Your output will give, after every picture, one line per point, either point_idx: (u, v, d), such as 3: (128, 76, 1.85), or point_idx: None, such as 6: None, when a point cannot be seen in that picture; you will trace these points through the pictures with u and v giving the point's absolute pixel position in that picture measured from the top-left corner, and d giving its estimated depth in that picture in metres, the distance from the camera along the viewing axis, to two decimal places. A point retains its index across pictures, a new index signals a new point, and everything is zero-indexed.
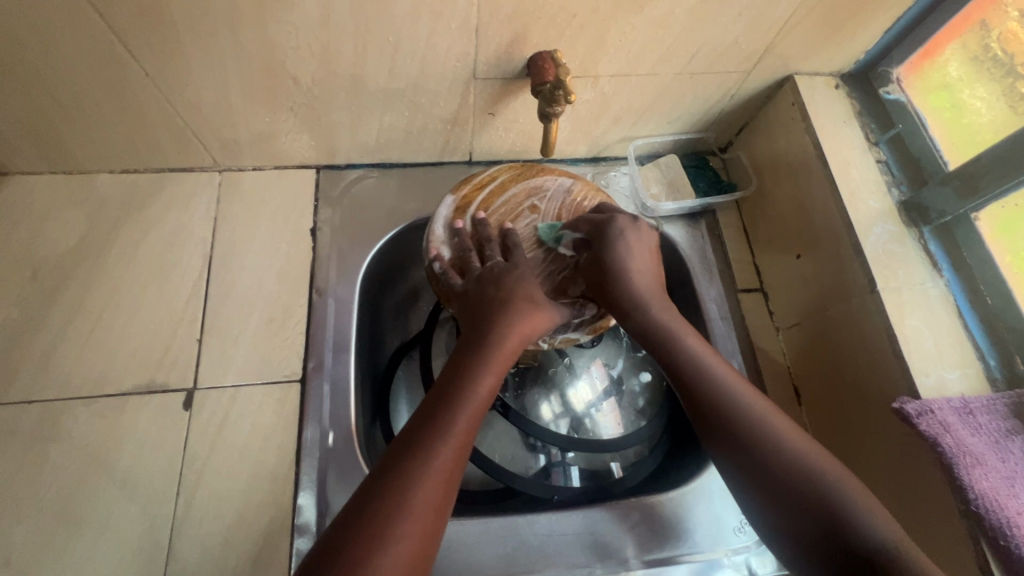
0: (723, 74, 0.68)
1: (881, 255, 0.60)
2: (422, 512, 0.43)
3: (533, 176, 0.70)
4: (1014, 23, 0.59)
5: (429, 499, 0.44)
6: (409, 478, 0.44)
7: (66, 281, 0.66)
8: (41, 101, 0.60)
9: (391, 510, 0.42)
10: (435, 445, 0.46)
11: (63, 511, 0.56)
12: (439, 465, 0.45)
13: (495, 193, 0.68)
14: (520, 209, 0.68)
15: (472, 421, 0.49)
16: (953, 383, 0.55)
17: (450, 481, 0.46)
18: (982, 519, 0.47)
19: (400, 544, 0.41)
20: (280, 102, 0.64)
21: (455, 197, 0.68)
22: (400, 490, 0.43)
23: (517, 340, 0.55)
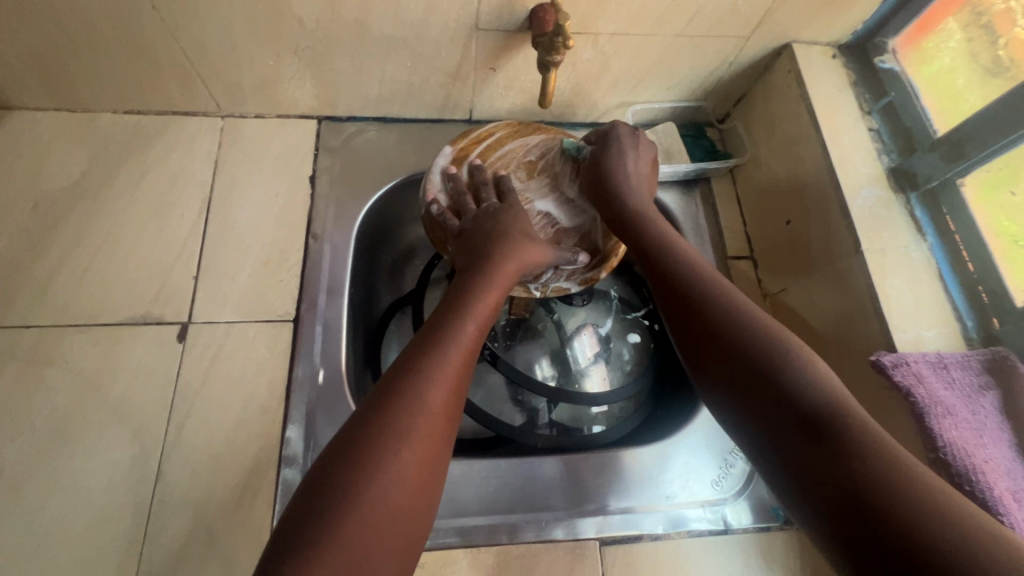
0: (723, 38, 0.69)
1: (867, 217, 0.61)
2: (435, 408, 0.44)
3: (531, 134, 0.71)
4: (1022, 31, 0.59)
5: (443, 399, 0.45)
6: (422, 377, 0.45)
7: (67, 214, 0.67)
8: (47, 31, 0.60)
9: (409, 406, 0.43)
10: (445, 349, 0.48)
11: (57, 430, 0.57)
12: (451, 368, 0.47)
13: (492, 148, 0.69)
14: (517, 164, 0.69)
15: (477, 333, 0.51)
16: (930, 340, 0.56)
17: (459, 381, 0.47)
18: (949, 466, 0.49)
19: (418, 437, 0.42)
20: (284, 45, 0.65)
21: (452, 148, 0.69)
22: (416, 389, 0.44)
23: (516, 268, 0.57)
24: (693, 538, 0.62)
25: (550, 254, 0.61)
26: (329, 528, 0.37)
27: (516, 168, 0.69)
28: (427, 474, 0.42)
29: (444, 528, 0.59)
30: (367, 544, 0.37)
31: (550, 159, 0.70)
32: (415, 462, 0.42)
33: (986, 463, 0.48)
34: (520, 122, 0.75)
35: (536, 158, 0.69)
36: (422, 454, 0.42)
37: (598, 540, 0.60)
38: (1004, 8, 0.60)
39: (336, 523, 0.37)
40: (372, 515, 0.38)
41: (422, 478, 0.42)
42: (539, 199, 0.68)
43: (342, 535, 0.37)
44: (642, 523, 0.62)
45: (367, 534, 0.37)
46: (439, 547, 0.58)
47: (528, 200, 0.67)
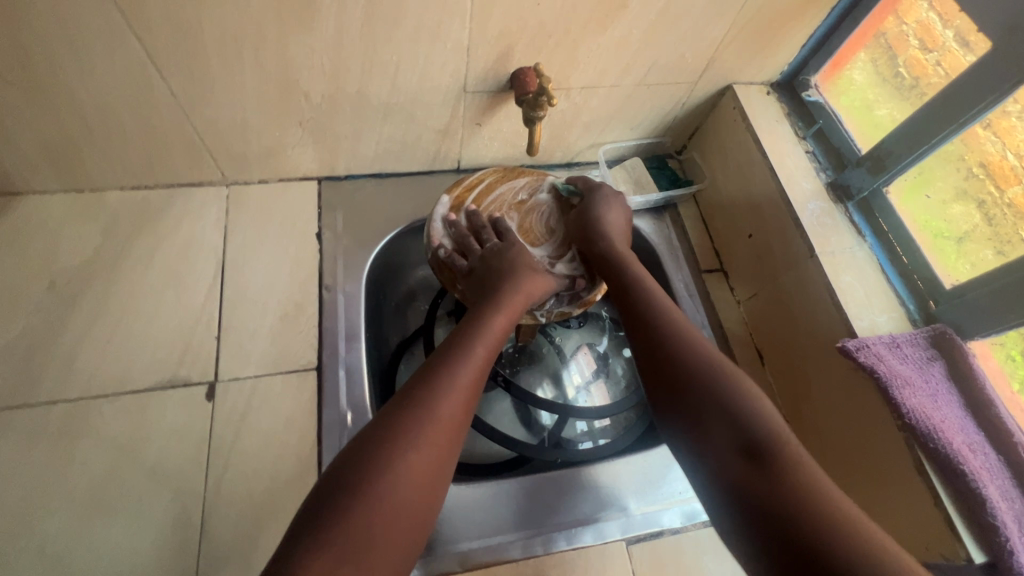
0: (675, 84, 0.79)
1: (816, 226, 0.72)
2: (446, 420, 0.50)
3: (515, 178, 0.79)
4: (916, 51, 0.72)
5: (454, 414, 0.51)
6: (439, 393, 0.51)
7: (85, 289, 0.70)
8: (67, 122, 0.65)
9: (422, 415, 0.49)
10: (460, 366, 0.54)
11: (95, 500, 0.59)
12: (462, 386, 0.52)
13: (484, 194, 0.77)
14: (507, 207, 0.76)
15: (488, 354, 0.57)
16: (883, 324, 0.65)
17: (470, 396, 0.53)
18: (915, 429, 0.57)
19: (429, 446, 0.48)
20: (290, 117, 0.71)
21: (449, 197, 0.76)
22: (429, 401, 0.50)
23: (523, 300, 0.63)
24: (708, 527, 0.68)
25: (552, 283, 0.68)
26: (343, 519, 0.42)
27: (507, 209, 0.76)
28: (431, 480, 0.47)
29: (483, 548, 0.62)
30: (372, 531, 0.43)
31: (536, 199, 0.77)
32: (423, 468, 0.47)
33: (943, 422, 0.57)
34: (503, 168, 0.82)
35: (525, 198, 0.77)
36: (430, 462, 0.47)
37: (624, 541, 0.65)
38: (897, 32, 0.74)
39: (349, 510, 0.43)
40: (382, 509, 0.44)
41: (429, 481, 0.47)
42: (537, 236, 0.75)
43: (354, 526, 0.42)
44: (661, 519, 0.67)
45: (373, 528, 0.43)
46: (480, 566, 0.61)
47: (521, 235, 0.74)
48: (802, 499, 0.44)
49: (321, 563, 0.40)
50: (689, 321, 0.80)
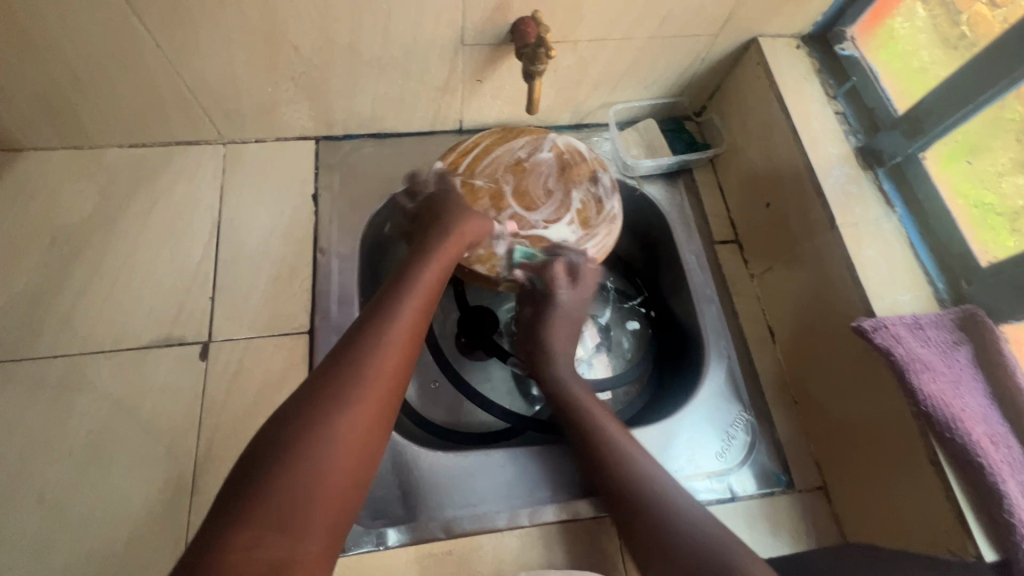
0: (693, 37, 0.73)
1: (840, 195, 0.66)
2: (375, 379, 0.48)
3: (514, 137, 0.74)
4: (983, 7, 0.61)
5: (389, 375, 0.49)
6: (372, 355, 0.49)
7: (84, 247, 0.70)
8: (57, 76, 0.64)
9: (350, 377, 0.47)
10: (388, 322, 0.51)
11: (92, 452, 0.60)
12: (393, 344, 0.50)
13: (480, 157, 0.73)
14: (504, 168, 0.72)
15: (421, 306, 0.55)
16: (906, 304, 0.60)
17: (405, 353, 0.51)
18: (930, 417, 0.53)
19: (357, 408, 0.46)
20: (281, 72, 0.68)
21: (443, 163, 0.72)
22: (357, 362, 0.48)
23: (456, 246, 0.61)
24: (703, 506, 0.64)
25: (488, 227, 0.65)
26: (268, 486, 0.41)
27: (503, 170, 0.72)
28: (362, 444, 0.46)
29: (467, 516, 0.62)
30: (300, 497, 0.41)
31: (536, 158, 0.73)
32: (355, 431, 0.45)
33: (964, 411, 0.52)
34: (503, 128, 0.78)
35: (523, 157, 0.73)
36: (359, 423, 0.46)
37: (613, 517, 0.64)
38: None
39: (272, 476, 0.41)
40: (309, 475, 0.42)
41: (358, 444, 0.45)
42: (536, 195, 0.71)
43: (277, 494, 0.40)
44: None
45: (302, 494, 0.41)
46: (465, 534, 0.61)
47: (516, 200, 0.71)
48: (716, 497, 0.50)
49: (244, 533, 0.38)
50: (696, 295, 0.77)
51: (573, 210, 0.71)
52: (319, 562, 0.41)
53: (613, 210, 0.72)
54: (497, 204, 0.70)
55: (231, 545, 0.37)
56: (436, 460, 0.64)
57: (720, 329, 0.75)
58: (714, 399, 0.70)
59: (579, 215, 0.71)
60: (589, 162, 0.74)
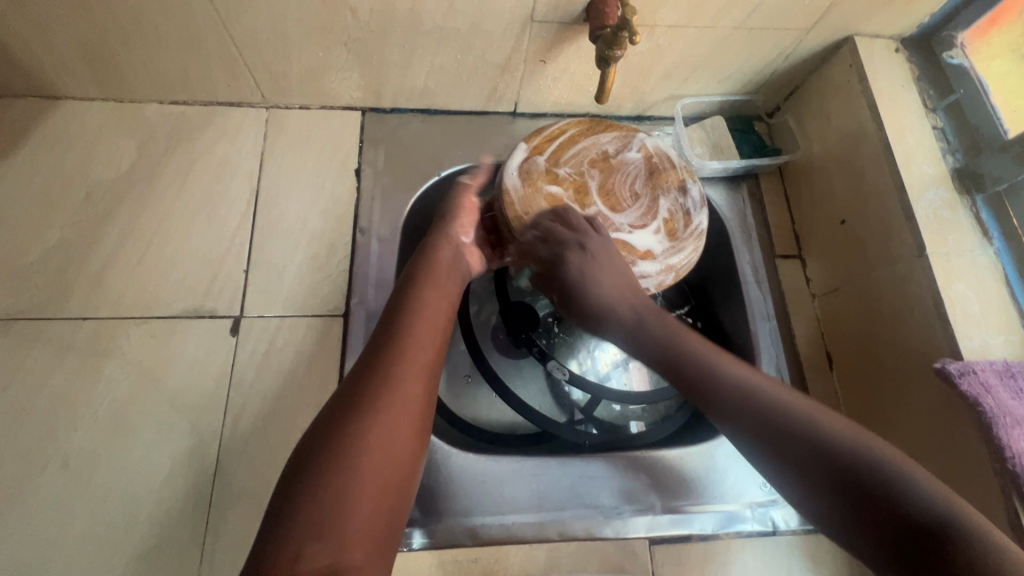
0: (782, 31, 0.66)
1: (932, 220, 0.60)
2: (405, 376, 0.46)
3: (602, 131, 0.69)
4: None
5: (412, 378, 0.47)
6: (391, 357, 0.47)
7: (118, 206, 0.67)
8: (101, 22, 0.60)
9: (373, 377, 0.45)
10: (411, 322, 0.51)
11: (116, 421, 0.59)
12: (417, 342, 0.49)
13: (564, 146, 0.67)
14: (590, 162, 0.67)
15: (438, 303, 0.54)
16: (997, 348, 0.55)
17: (429, 348, 0.50)
18: (1018, 478, 0.48)
19: (389, 406, 0.44)
20: (335, 36, 0.63)
21: (527, 146, 0.66)
22: (383, 361, 0.47)
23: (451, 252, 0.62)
24: (741, 538, 0.62)
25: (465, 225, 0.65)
26: (307, 495, 0.39)
27: (591, 165, 0.67)
28: (402, 438, 0.44)
29: (495, 524, 0.59)
30: (339, 503, 0.39)
31: (624, 156, 0.68)
32: (389, 426, 0.43)
33: None
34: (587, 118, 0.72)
35: (612, 153, 0.68)
36: (398, 420, 0.44)
37: (647, 539, 0.61)
38: None
39: (309, 481, 0.40)
40: (346, 477, 0.40)
41: (398, 441, 0.43)
42: (626, 199, 0.67)
43: (312, 502, 0.39)
44: (690, 523, 0.62)
45: (345, 496, 0.39)
46: (491, 542, 0.59)
47: (601, 199, 0.66)
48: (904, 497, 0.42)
49: (289, 543, 0.37)
50: (752, 312, 0.72)
51: (660, 219, 0.66)
52: (372, 562, 0.39)
53: (700, 224, 0.66)
54: (581, 199, 0.66)
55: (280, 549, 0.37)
56: (465, 462, 0.61)
57: (775, 350, 0.70)
58: None
59: (667, 225, 0.66)
60: (680, 171, 0.68)
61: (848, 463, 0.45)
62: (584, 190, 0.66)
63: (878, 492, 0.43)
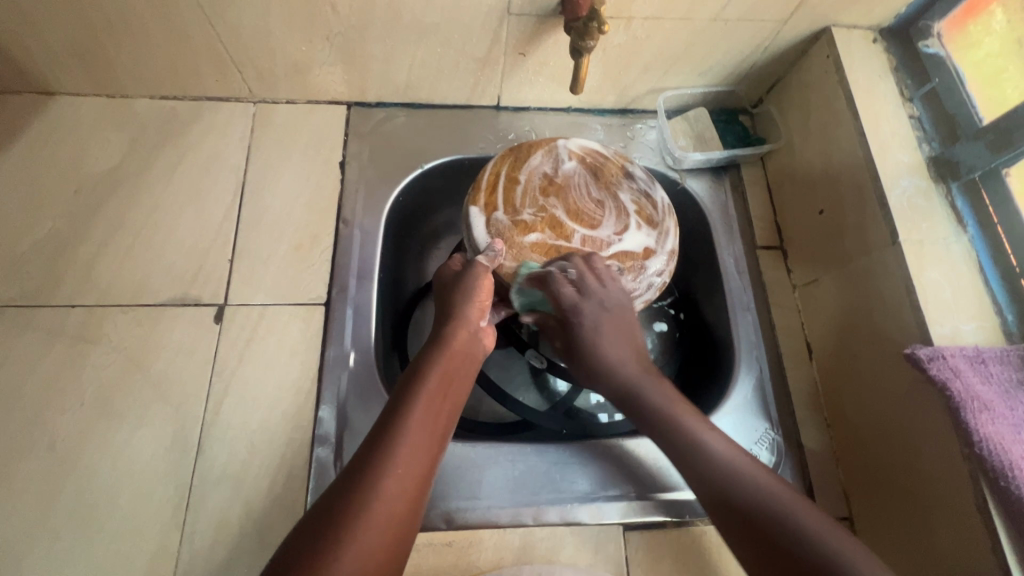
0: (758, 23, 0.67)
1: (906, 208, 0.60)
2: (403, 472, 0.46)
3: (527, 157, 0.67)
4: None
5: (415, 467, 0.47)
6: (388, 442, 0.47)
7: (108, 197, 0.69)
8: (90, 19, 0.62)
9: (372, 465, 0.45)
10: (413, 408, 0.50)
11: (102, 405, 0.60)
12: (418, 428, 0.49)
13: (510, 188, 0.65)
14: (541, 193, 0.65)
15: (442, 387, 0.54)
16: (968, 334, 0.55)
17: (433, 439, 0.50)
18: (984, 462, 0.48)
19: (386, 499, 0.44)
20: (317, 30, 0.65)
21: (477, 208, 0.64)
22: (385, 448, 0.47)
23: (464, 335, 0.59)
24: None
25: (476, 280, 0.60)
26: None
27: (545, 191, 0.66)
28: (394, 535, 0.43)
29: (470, 508, 0.60)
30: None
31: (563, 171, 0.67)
32: (380, 523, 0.43)
33: None
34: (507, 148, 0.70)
35: (551, 171, 0.67)
36: (390, 511, 0.44)
37: (622, 525, 0.61)
38: None
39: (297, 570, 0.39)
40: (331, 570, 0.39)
41: (387, 536, 0.43)
42: (597, 206, 0.66)
43: None
44: (666, 510, 0.62)
45: None
46: (466, 526, 0.59)
47: (575, 222, 0.64)
48: (787, 531, 0.45)
49: None
50: (732, 302, 0.72)
51: (633, 214, 0.66)
52: None
53: (663, 199, 0.68)
54: (560, 232, 0.64)
55: None
56: (444, 447, 0.63)
57: (753, 340, 0.70)
58: (740, 413, 0.66)
59: (641, 215, 0.66)
60: (614, 160, 0.70)
61: (748, 510, 0.47)
62: (557, 222, 0.64)
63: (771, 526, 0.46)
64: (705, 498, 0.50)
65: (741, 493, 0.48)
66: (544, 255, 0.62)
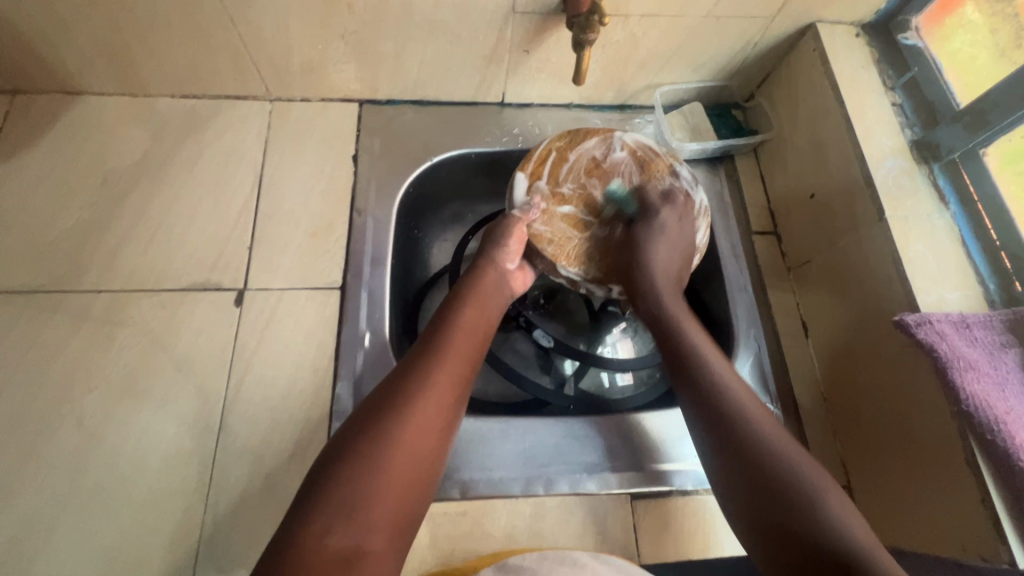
0: (748, 19, 0.71)
1: (891, 187, 0.63)
2: (438, 384, 0.51)
3: (583, 140, 0.72)
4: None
5: (449, 378, 0.52)
6: (428, 359, 0.53)
7: (132, 189, 0.72)
8: (119, 20, 0.66)
9: (414, 376, 0.51)
10: (450, 335, 0.56)
11: (128, 384, 0.62)
12: (456, 353, 0.54)
13: (557, 165, 0.70)
14: (585, 173, 0.70)
15: (477, 318, 0.60)
16: (953, 302, 0.58)
17: (467, 359, 0.55)
18: (971, 417, 0.51)
19: (422, 404, 0.49)
20: (333, 29, 0.69)
21: (523, 174, 0.70)
22: (422, 366, 0.51)
23: (495, 275, 0.65)
24: None
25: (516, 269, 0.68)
26: (341, 473, 0.44)
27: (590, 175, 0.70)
28: (429, 437, 0.48)
29: (483, 480, 0.62)
30: (364, 489, 0.44)
31: (612, 158, 0.71)
32: (416, 426, 0.48)
33: (1009, 414, 0.50)
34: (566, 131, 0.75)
35: (600, 156, 0.71)
36: (426, 416, 0.49)
37: (629, 495, 0.63)
38: None
39: (343, 461, 0.44)
40: (373, 465, 0.45)
41: (425, 436, 0.48)
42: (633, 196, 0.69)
43: (343, 482, 0.43)
44: (671, 480, 0.64)
45: (373, 485, 0.44)
46: (479, 497, 0.61)
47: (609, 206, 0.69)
48: (794, 506, 0.47)
49: (318, 520, 0.42)
50: (729, 283, 0.75)
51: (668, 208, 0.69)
52: (383, 550, 0.43)
53: (702, 201, 0.72)
54: (593, 213, 0.68)
55: (310, 523, 0.41)
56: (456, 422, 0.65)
57: (752, 319, 0.73)
58: None
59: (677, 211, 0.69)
60: (664, 157, 0.72)
61: (766, 478, 0.49)
62: (592, 203, 0.69)
63: (789, 502, 0.47)
64: (717, 445, 0.53)
65: (766, 456, 0.50)
66: (572, 227, 0.68)
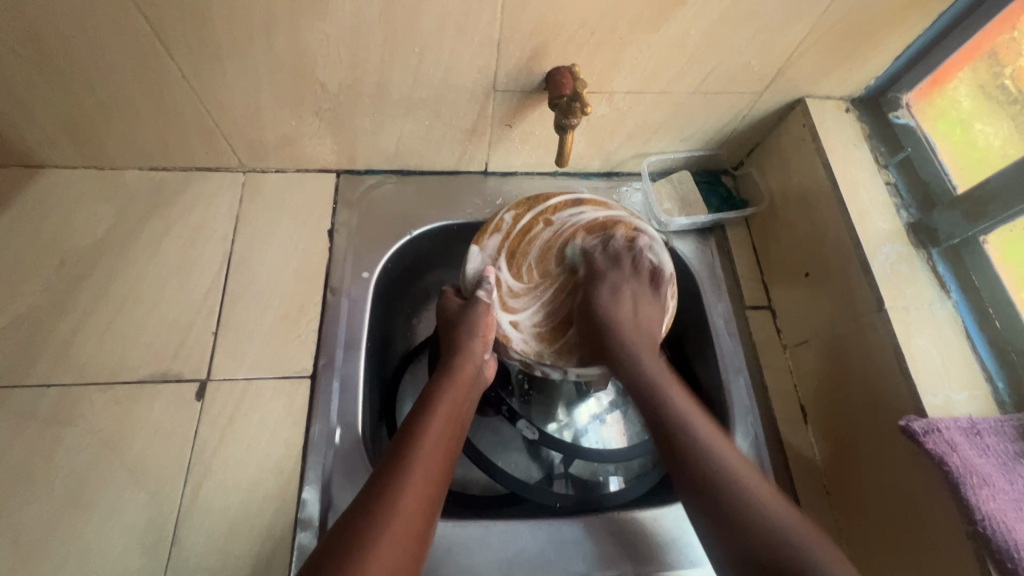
0: (735, 94, 0.69)
1: (889, 275, 0.61)
2: (407, 514, 0.47)
3: (542, 207, 0.70)
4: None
5: (419, 501, 0.48)
6: (395, 481, 0.48)
7: (92, 270, 0.68)
8: (81, 100, 0.63)
9: (382, 503, 0.46)
10: (419, 445, 0.52)
11: (72, 493, 0.57)
12: (424, 473, 0.50)
13: (514, 236, 0.68)
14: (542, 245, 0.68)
15: (446, 421, 0.55)
16: (961, 404, 0.54)
17: (435, 476, 0.51)
18: (989, 542, 0.46)
19: (390, 540, 0.45)
20: (307, 107, 0.66)
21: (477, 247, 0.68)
22: (392, 495, 0.47)
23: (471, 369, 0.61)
24: None
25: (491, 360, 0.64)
26: None
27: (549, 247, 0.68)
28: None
29: None
30: None
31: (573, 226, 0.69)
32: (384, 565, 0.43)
33: None
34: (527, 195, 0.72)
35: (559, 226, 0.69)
36: (396, 555, 0.45)
37: None
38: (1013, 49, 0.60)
39: None
40: None
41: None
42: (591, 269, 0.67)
43: None
44: None
45: None
46: None
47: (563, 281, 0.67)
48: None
49: None
50: (723, 365, 0.71)
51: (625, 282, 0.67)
52: None
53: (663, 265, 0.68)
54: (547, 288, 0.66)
55: None
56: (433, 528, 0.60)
57: (749, 404, 0.69)
58: None
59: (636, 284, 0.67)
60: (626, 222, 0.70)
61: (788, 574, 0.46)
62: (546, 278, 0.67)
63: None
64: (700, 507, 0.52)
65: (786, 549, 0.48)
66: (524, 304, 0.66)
